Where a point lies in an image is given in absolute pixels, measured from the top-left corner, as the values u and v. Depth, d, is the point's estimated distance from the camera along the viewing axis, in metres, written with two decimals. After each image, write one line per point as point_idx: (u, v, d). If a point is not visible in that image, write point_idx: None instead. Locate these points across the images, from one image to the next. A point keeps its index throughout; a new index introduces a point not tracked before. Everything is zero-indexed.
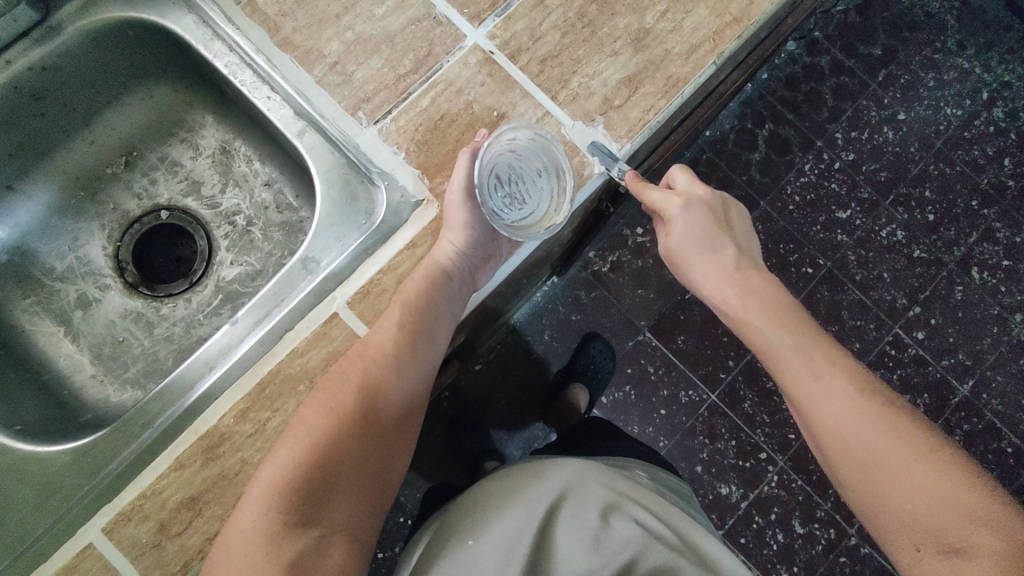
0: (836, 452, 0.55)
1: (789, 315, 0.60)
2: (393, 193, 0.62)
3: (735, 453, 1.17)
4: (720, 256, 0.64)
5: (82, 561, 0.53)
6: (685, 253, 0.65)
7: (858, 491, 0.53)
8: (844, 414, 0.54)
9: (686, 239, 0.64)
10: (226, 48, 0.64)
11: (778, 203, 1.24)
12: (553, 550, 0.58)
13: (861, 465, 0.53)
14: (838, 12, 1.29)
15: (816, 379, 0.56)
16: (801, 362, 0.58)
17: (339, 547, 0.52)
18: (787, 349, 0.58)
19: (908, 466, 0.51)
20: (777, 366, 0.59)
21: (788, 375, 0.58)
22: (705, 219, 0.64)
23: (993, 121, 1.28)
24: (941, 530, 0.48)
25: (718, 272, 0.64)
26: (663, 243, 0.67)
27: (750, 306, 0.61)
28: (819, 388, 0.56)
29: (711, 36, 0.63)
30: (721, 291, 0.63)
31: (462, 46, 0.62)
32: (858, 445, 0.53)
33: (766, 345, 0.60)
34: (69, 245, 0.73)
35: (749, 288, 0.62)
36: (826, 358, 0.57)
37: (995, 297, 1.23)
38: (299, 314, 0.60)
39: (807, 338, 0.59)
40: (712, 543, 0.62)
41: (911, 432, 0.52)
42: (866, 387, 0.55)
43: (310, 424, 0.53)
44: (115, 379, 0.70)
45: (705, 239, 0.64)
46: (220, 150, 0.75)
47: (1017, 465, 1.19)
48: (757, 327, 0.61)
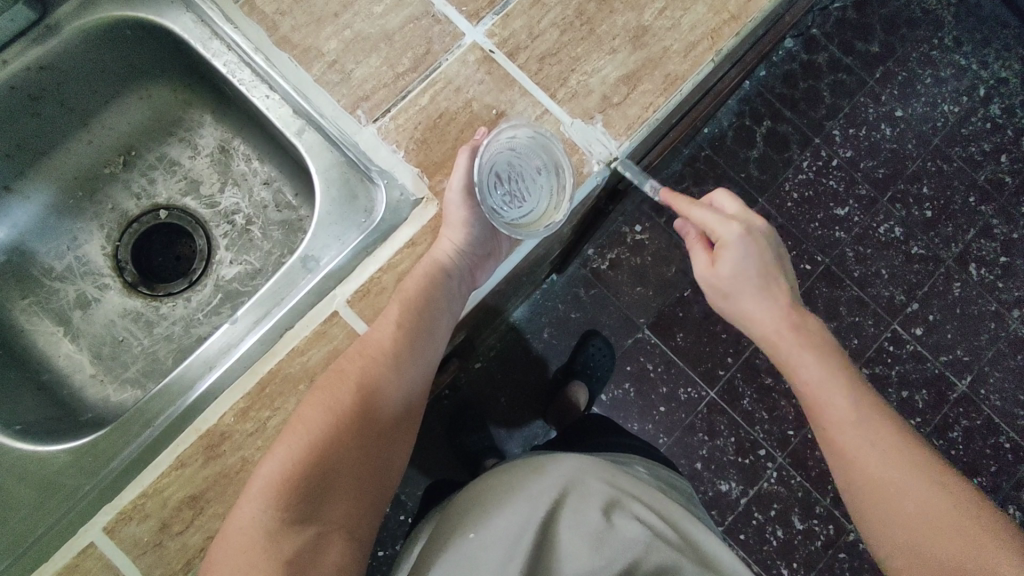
0: (884, 513, 0.55)
1: (842, 368, 0.60)
2: (392, 191, 0.62)
3: (735, 450, 1.17)
4: (774, 294, 0.62)
5: (83, 560, 0.53)
6: (740, 285, 0.63)
7: (904, 553, 0.54)
8: (896, 476, 0.55)
9: (742, 270, 0.62)
10: (224, 47, 0.64)
11: (776, 200, 1.24)
12: (556, 548, 0.59)
13: (911, 529, 0.53)
14: (835, 9, 1.29)
15: (869, 438, 0.57)
16: (855, 420, 0.58)
17: (337, 545, 0.53)
18: (840, 404, 0.58)
19: (956, 531, 0.52)
20: (827, 420, 0.59)
21: (838, 431, 0.58)
22: (763, 252, 0.62)
23: (991, 118, 1.28)
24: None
25: (773, 313, 0.62)
26: (710, 270, 0.64)
27: (804, 355, 0.61)
28: (871, 447, 0.56)
29: (709, 33, 0.63)
30: (776, 333, 0.62)
31: (460, 45, 0.62)
32: (909, 508, 0.54)
33: (818, 399, 0.60)
34: (68, 245, 0.73)
35: (804, 332, 0.61)
36: (877, 414, 0.58)
37: (992, 292, 1.23)
38: (298, 313, 0.60)
39: (858, 393, 0.59)
40: (717, 545, 0.62)
41: (957, 494, 0.54)
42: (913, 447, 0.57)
43: (308, 423, 0.53)
44: (114, 378, 0.70)
45: (762, 273, 0.62)
46: (219, 149, 0.75)
47: (1015, 460, 1.19)
48: (808, 378, 0.60)
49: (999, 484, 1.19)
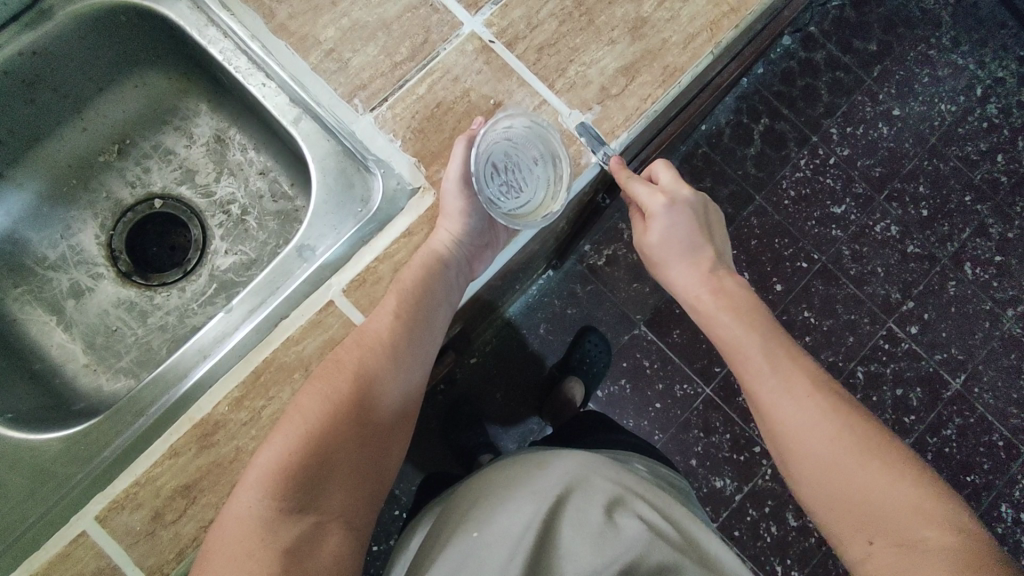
0: (798, 456, 0.57)
1: (758, 320, 0.63)
2: (389, 180, 0.61)
3: (730, 446, 1.17)
4: (699, 259, 0.67)
5: (74, 549, 0.53)
6: (665, 253, 0.67)
7: (818, 492, 0.56)
8: (808, 418, 0.57)
9: (668, 238, 0.66)
10: (220, 34, 0.64)
11: (773, 198, 1.24)
12: (557, 549, 0.58)
13: (822, 467, 0.55)
14: (834, 8, 1.29)
15: (782, 384, 0.59)
16: (768, 368, 0.60)
17: (335, 535, 0.52)
18: (756, 354, 0.61)
19: (862, 464, 0.54)
20: (745, 371, 0.62)
21: (755, 380, 0.61)
22: (688, 221, 0.66)
23: (987, 118, 1.29)
24: (894, 525, 0.51)
25: (695, 276, 0.66)
26: (642, 238, 0.68)
27: (722, 313, 0.64)
28: (783, 393, 0.59)
29: (708, 25, 0.63)
30: (698, 295, 0.66)
31: (459, 34, 0.62)
32: (819, 447, 0.56)
33: (737, 351, 0.63)
34: (62, 234, 0.73)
35: (725, 294, 0.65)
36: (790, 361, 0.61)
37: (987, 291, 1.24)
38: (294, 302, 0.60)
39: (773, 344, 0.62)
40: (715, 541, 0.62)
41: (866, 430, 0.56)
42: (825, 388, 0.59)
43: (304, 412, 0.53)
44: (108, 368, 0.70)
45: (687, 241, 0.66)
46: (215, 138, 0.75)
47: (1008, 458, 1.20)
48: (726, 334, 0.64)
49: (992, 482, 1.19)
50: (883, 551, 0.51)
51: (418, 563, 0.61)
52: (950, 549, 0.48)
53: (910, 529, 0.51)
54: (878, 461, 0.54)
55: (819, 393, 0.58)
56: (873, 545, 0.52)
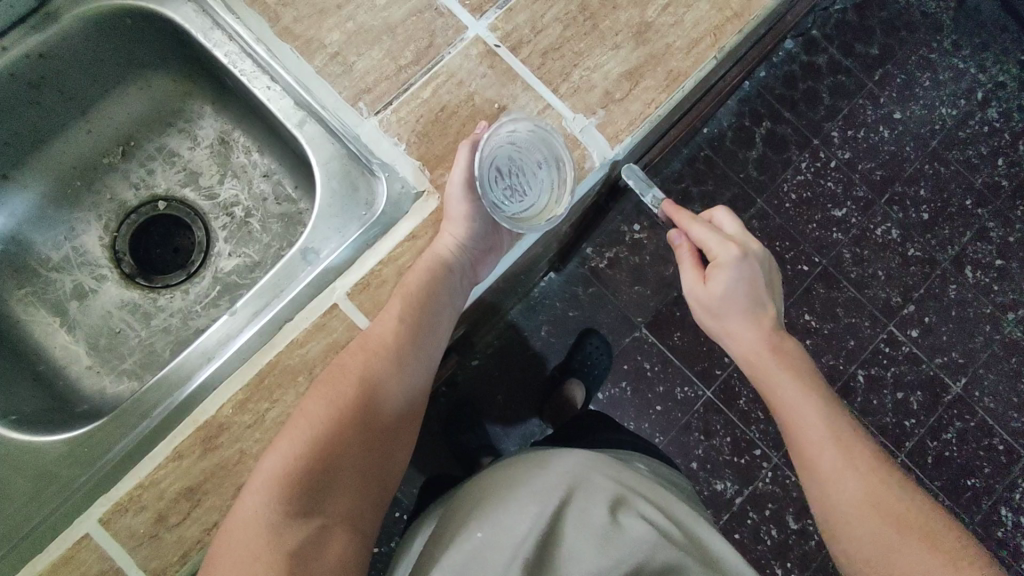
0: (853, 531, 0.57)
1: (821, 392, 0.63)
2: (393, 184, 0.61)
3: (731, 449, 1.17)
4: (762, 319, 0.65)
5: (78, 551, 0.53)
6: (728, 306, 0.65)
7: (870, 562, 0.57)
8: (861, 490, 0.58)
9: (735, 291, 0.64)
10: (225, 37, 0.64)
11: (774, 201, 1.24)
12: (562, 550, 0.57)
13: (884, 549, 0.56)
14: (836, 11, 1.29)
15: (846, 459, 0.59)
16: (833, 441, 0.60)
17: (340, 538, 0.52)
18: (819, 427, 0.61)
19: (925, 550, 0.55)
20: (805, 440, 0.61)
21: (817, 451, 0.60)
22: (755, 278, 0.65)
23: (988, 122, 1.29)
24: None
25: (758, 335, 0.65)
26: (699, 287, 0.66)
27: (784, 376, 0.63)
28: (846, 466, 0.59)
29: (712, 30, 0.63)
30: (760, 354, 0.65)
31: (463, 38, 0.62)
32: (880, 529, 0.56)
33: (797, 420, 0.62)
34: (66, 235, 0.73)
35: (787, 357, 0.64)
36: (854, 438, 0.61)
37: (988, 295, 1.24)
38: (298, 305, 0.60)
39: (838, 418, 0.62)
40: (716, 539, 0.62)
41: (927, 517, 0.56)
42: (886, 469, 0.59)
43: (309, 416, 0.52)
44: (111, 370, 0.70)
45: (752, 299, 0.65)
46: (219, 141, 0.75)
47: (1008, 462, 1.20)
48: (787, 400, 0.63)
49: (992, 486, 1.19)
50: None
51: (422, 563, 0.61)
52: None
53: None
54: (940, 551, 0.54)
55: (882, 473, 0.59)
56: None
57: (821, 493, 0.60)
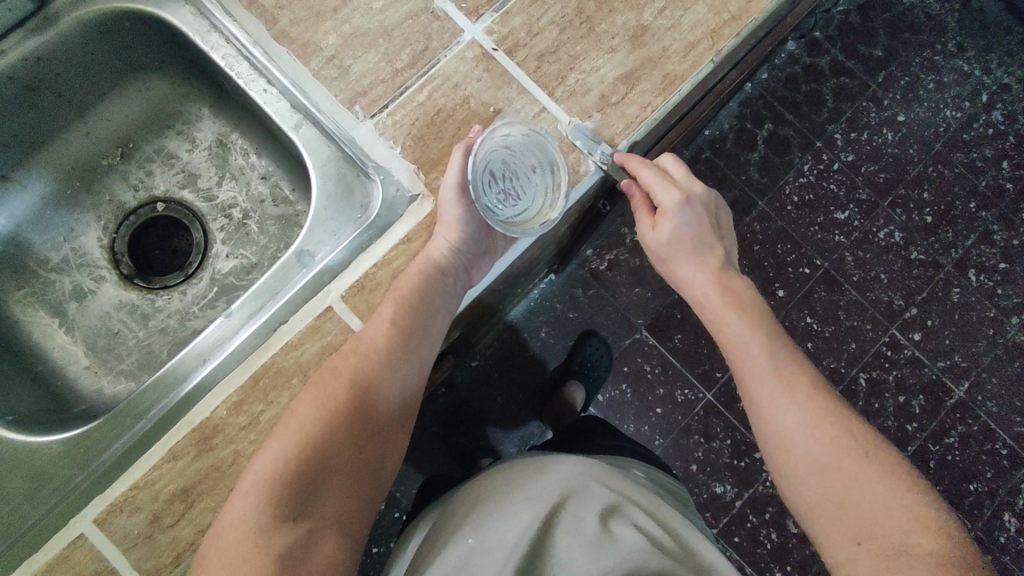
0: (791, 454, 0.57)
1: (764, 322, 0.64)
2: (388, 187, 0.62)
3: (730, 452, 1.17)
4: (708, 259, 0.67)
5: (73, 551, 0.53)
6: (676, 249, 0.67)
7: (812, 493, 0.56)
8: (802, 417, 0.57)
9: (681, 235, 0.66)
10: (223, 40, 0.64)
11: (776, 203, 1.24)
12: (550, 557, 0.58)
13: (819, 469, 0.56)
14: (839, 13, 1.28)
15: (782, 384, 0.59)
16: (772, 369, 0.60)
17: (329, 541, 0.52)
18: (758, 355, 0.61)
19: (859, 466, 0.54)
20: (746, 370, 0.62)
21: (755, 381, 0.61)
22: (698, 219, 0.66)
23: (993, 124, 1.28)
24: (885, 530, 0.52)
25: (705, 275, 0.66)
26: (649, 233, 0.67)
27: (729, 312, 0.64)
28: (785, 396, 0.59)
29: (709, 33, 0.63)
30: (707, 293, 0.66)
31: (459, 41, 0.62)
32: (818, 450, 0.56)
33: (739, 350, 0.63)
34: (65, 236, 0.73)
35: (732, 293, 0.65)
36: (793, 364, 0.61)
37: (991, 299, 1.23)
38: (293, 307, 0.60)
39: (778, 347, 0.62)
40: (711, 550, 0.61)
41: (863, 435, 0.56)
42: (824, 392, 0.59)
43: (301, 418, 0.53)
44: (109, 370, 0.70)
45: (697, 239, 0.66)
46: (217, 143, 0.75)
47: (1011, 466, 1.19)
48: (730, 333, 0.64)
49: (995, 490, 1.18)
50: (870, 554, 0.52)
51: (414, 567, 0.61)
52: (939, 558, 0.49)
53: (901, 536, 0.51)
54: (873, 466, 0.54)
55: (819, 396, 0.59)
56: (860, 546, 0.52)
57: (760, 420, 0.60)
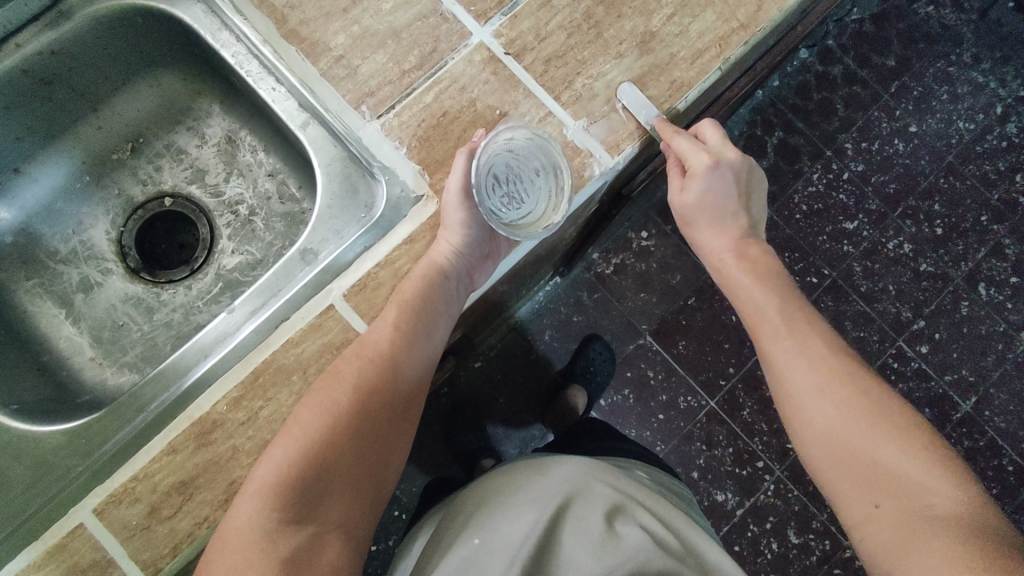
0: (805, 416, 0.59)
1: (781, 285, 0.66)
2: (393, 187, 0.62)
3: (733, 460, 1.16)
4: (731, 224, 0.68)
5: (71, 540, 0.54)
6: (698, 213, 0.67)
7: (828, 456, 0.57)
8: (816, 379, 0.59)
9: (704, 200, 0.66)
10: (233, 39, 0.65)
11: (785, 211, 1.23)
12: (558, 554, 0.57)
13: (833, 431, 0.57)
14: (852, 22, 1.28)
15: (797, 347, 0.62)
16: (787, 332, 0.63)
17: (333, 546, 0.53)
18: (774, 317, 0.64)
19: (872, 427, 0.55)
20: (763, 335, 0.65)
21: (772, 342, 0.63)
22: (727, 183, 0.65)
23: (1006, 137, 1.27)
24: (901, 489, 0.52)
25: (724, 240, 0.68)
26: (676, 196, 0.67)
27: (745, 277, 0.66)
28: (800, 356, 0.61)
29: (717, 41, 0.63)
30: (723, 258, 0.68)
31: (467, 44, 0.62)
32: (833, 408, 0.58)
33: (756, 312, 0.65)
34: (73, 229, 0.74)
35: (750, 258, 0.67)
36: (807, 325, 0.63)
37: (1001, 313, 1.22)
38: (295, 305, 0.60)
39: (794, 311, 0.64)
40: (716, 550, 0.61)
41: (877, 397, 0.57)
42: (837, 349, 0.61)
43: (303, 424, 0.53)
44: (114, 362, 0.71)
45: (720, 204, 0.66)
46: (225, 139, 0.76)
47: (1017, 483, 1.18)
48: (747, 296, 0.66)
49: (1000, 507, 1.17)
50: (888, 514, 0.52)
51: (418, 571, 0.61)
52: (953, 512, 0.50)
53: (919, 494, 0.52)
54: (886, 424, 0.55)
55: (833, 359, 0.60)
56: (877, 507, 0.53)
57: (777, 383, 0.63)
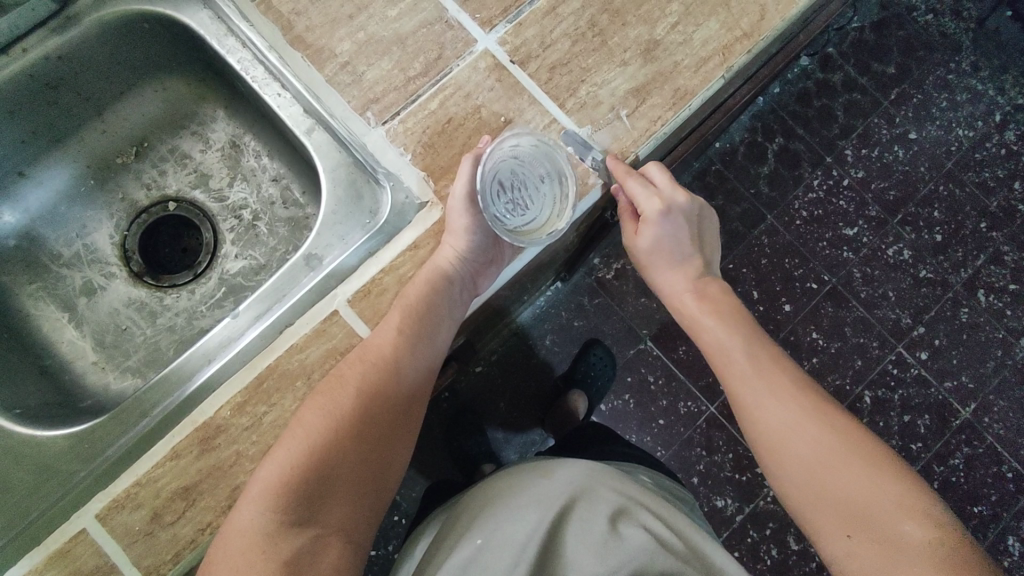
0: (778, 453, 0.59)
1: (744, 322, 0.66)
2: (398, 193, 0.63)
3: (733, 466, 1.16)
4: (686, 267, 0.69)
5: (73, 546, 0.53)
6: (654, 257, 0.69)
7: (804, 491, 0.57)
8: (786, 419, 0.59)
9: (659, 244, 0.67)
10: (239, 45, 0.65)
11: (785, 217, 1.24)
12: (563, 554, 0.58)
13: (806, 468, 0.57)
14: (852, 29, 1.29)
15: (764, 386, 0.61)
16: (752, 371, 0.63)
17: (334, 548, 0.53)
18: (740, 357, 0.64)
19: (844, 462, 0.56)
20: (728, 376, 0.64)
21: (739, 382, 0.63)
22: (678, 228, 0.67)
23: (1005, 144, 1.27)
24: (875, 519, 0.53)
25: (682, 280, 0.69)
26: (631, 238, 0.69)
27: (707, 316, 0.67)
28: (767, 396, 0.61)
29: (721, 49, 0.63)
30: (682, 299, 0.68)
31: (472, 51, 0.62)
32: (805, 447, 0.57)
33: (722, 353, 0.65)
34: (77, 233, 0.74)
35: (708, 298, 0.68)
36: (772, 362, 0.63)
37: (1000, 320, 1.22)
38: (300, 310, 0.60)
39: (758, 348, 0.64)
40: (720, 552, 0.60)
41: (846, 428, 0.58)
42: (803, 386, 0.61)
43: (307, 426, 0.53)
44: (116, 366, 0.71)
45: (675, 249, 0.68)
46: (230, 144, 0.76)
47: (1017, 490, 1.18)
48: (711, 337, 0.66)
49: (1000, 513, 1.17)
50: (860, 544, 0.53)
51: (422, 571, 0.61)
52: (927, 543, 0.51)
53: (892, 523, 0.52)
54: (858, 458, 0.56)
55: (800, 394, 0.60)
56: (850, 538, 0.54)
57: (747, 423, 0.62)
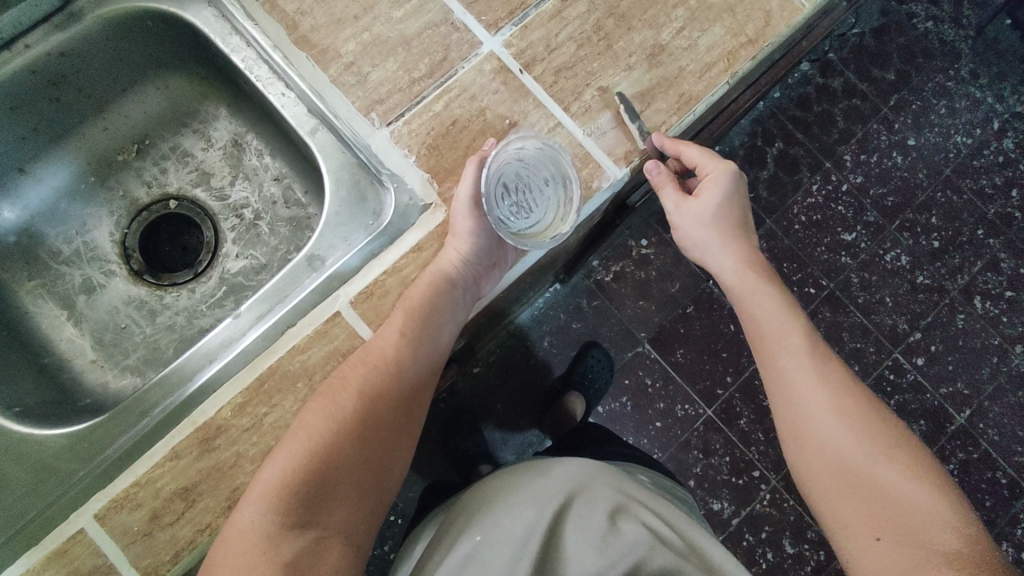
0: (818, 442, 0.59)
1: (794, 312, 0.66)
2: (401, 195, 0.62)
3: (729, 469, 1.16)
4: (742, 243, 0.69)
5: (71, 546, 0.53)
6: (711, 225, 0.68)
7: (837, 485, 0.57)
8: (833, 413, 0.59)
9: (718, 207, 0.68)
10: (243, 43, 0.65)
11: (784, 222, 1.24)
12: (563, 549, 0.58)
13: (846, 462, 0.57)
14: (853, 35, 1.29)
15: (816, 375, 0.61)
16: (806, 355, 0.62)
17: (335, 550, 0.53)
18: (794, 345, 0.63)
19: (886, 463, 0.56)
20: (778, 358, 0.64)
21: (788, 367, 0.63)
22: (735, 198, 0.69)
23: (1003, 152, 1.28)
24: (908, 523, 0.53)
25: (737, 253, 0.68)
26: (687, 202, 0.68)
27: (762, 300, 0.66)
28: (818, 386, 0.60)
29: (726, 55, 0.63)
30: (738, 275, 0.68)
31: (477, 53, 0.62)
32: (851, 442, 0.57)
33: (772, 338, 0.64)
34: (77, 230, 0.74)
35: (762, 278, 0.67)
36: (825, 357, 0.63)
37: (996, 326, 1.23)
38: (301, 311, 0.60)
39: (810, 339, 0.64)
40: (720, 551, 0.60)
41: (892, 432, 0.58)
42: (854, 385, 0.61)
43: (309, 429, 0.53)
44: (115, 365, 0.71)
45: (731, 216, 0.69)
46: (232, 142, 0.76)
47: (1010, 496, 1.18)
48: (763, 321, 0.65)
49: (994, 519, 1.18)
50: (889, 547, 0.54)
51: (419, 571, 0.61)
52: (957, 555, 0.51)
53: (925, 532, 0.53)
54: (900, 465, 0.56)
55: (849, 391, 0.60)
56: (879, 540, 0.54)
57: (790, 410, 0.62)
